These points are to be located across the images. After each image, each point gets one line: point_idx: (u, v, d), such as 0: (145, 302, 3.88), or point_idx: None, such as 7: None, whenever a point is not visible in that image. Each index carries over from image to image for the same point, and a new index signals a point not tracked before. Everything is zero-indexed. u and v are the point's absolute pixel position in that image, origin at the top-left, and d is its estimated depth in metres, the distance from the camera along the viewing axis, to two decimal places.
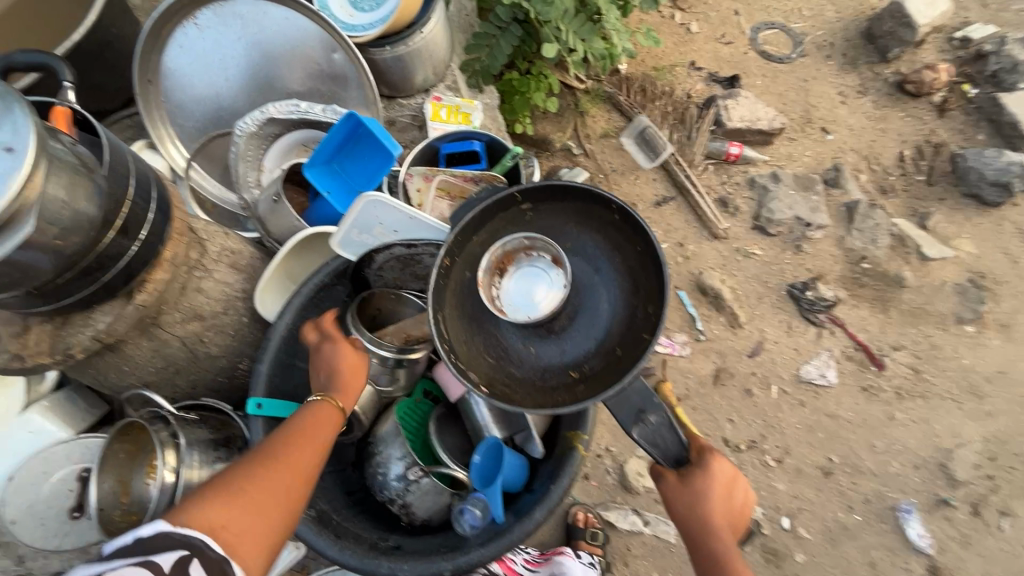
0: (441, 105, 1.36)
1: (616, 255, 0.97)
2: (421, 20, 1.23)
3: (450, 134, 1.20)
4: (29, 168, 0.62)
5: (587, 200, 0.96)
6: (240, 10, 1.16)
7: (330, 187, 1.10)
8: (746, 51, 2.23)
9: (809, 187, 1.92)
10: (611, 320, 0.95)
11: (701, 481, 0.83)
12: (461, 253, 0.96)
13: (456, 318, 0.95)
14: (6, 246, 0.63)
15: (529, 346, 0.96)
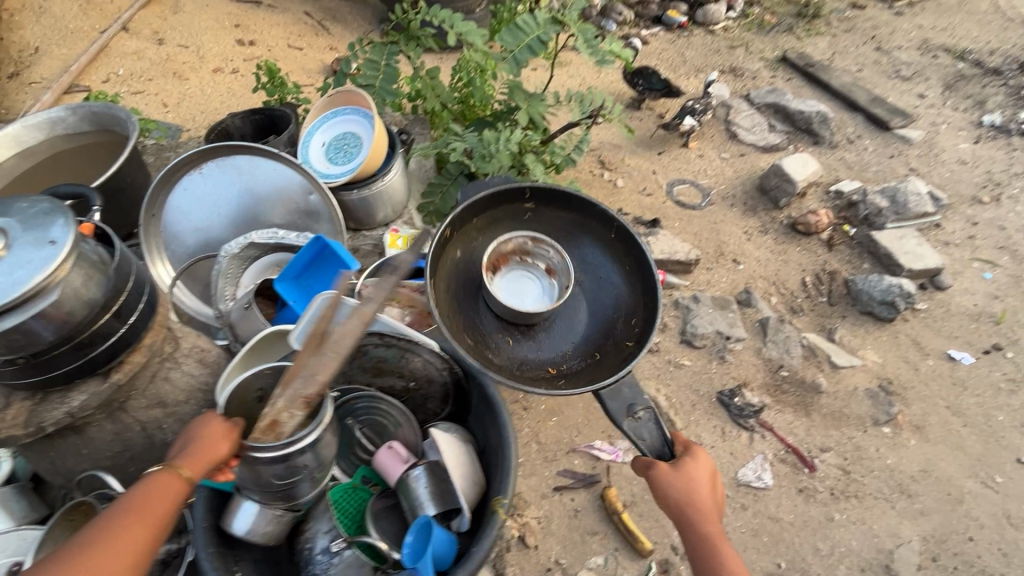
0: (398, 235, 1.62)
1: (602, 271, 1.35)
2: (383, 171, 1.56)
3: (402, 254, 1.44)
4: (63, 257, 0.83)
5: (587, 218, 1.36)
6: (234, 164, 1.45)
7: (296, 298, 1.29)
8: (664, 200, 2.70)
9: (725, 306, 2.21)
10: (584, 321, 1.31)
11: (691, 470, 1.09)
12: (463, 233, 1.30)
13: (448, 286, 1.25)
14: (31, 311, 0.81)
15: (506, 334, 1.27)
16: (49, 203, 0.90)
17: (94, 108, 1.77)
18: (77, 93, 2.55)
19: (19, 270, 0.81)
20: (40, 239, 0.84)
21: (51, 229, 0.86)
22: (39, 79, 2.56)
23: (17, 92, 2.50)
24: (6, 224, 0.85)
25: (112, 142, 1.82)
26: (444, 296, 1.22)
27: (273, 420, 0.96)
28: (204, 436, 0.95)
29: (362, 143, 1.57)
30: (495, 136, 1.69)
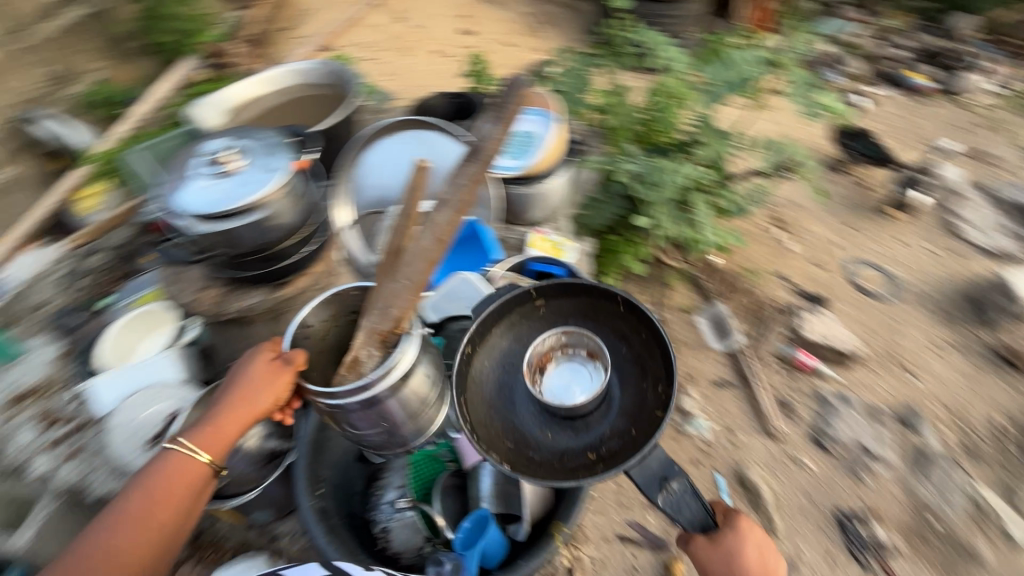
0: (544, 239, 1.59)
1: (623, 344, 1.27)
2: (546, 176, 1.59)
3: (540, 257, 1.45)
4: (275, 185, 1.16)
5: (596, 296, 1.29)
6: (428, 140, 1.62)
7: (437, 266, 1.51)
8: (837, 279, 2.35)
9: (878, 417, 1.89)
10: (620, 400, 1.21)
11: (726, 542, 1.07)
12: (484, 343, 1.23)
13: (477, 400, 1.18)
14: (242, 219, 1.14)
15: (546, 433, 1.18)
16: (276, 141, 1.26)
17: (336, 69, 2.13)
18: (325, 51, 3.03)
19: (248, 183, 1.15)
20: (264, 164, 1.19)
21: (273, 159, 1.20)
22: (304, 35, 3.09)
23: (286, 42, 3.04)
24: (249, 151, 1.22)
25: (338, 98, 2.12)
26: (475, 413, 1.16)
27: (353, 361, 1.05)
28: (245, 395, 1.06)
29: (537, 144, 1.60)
30: (670, 167, 1.65)
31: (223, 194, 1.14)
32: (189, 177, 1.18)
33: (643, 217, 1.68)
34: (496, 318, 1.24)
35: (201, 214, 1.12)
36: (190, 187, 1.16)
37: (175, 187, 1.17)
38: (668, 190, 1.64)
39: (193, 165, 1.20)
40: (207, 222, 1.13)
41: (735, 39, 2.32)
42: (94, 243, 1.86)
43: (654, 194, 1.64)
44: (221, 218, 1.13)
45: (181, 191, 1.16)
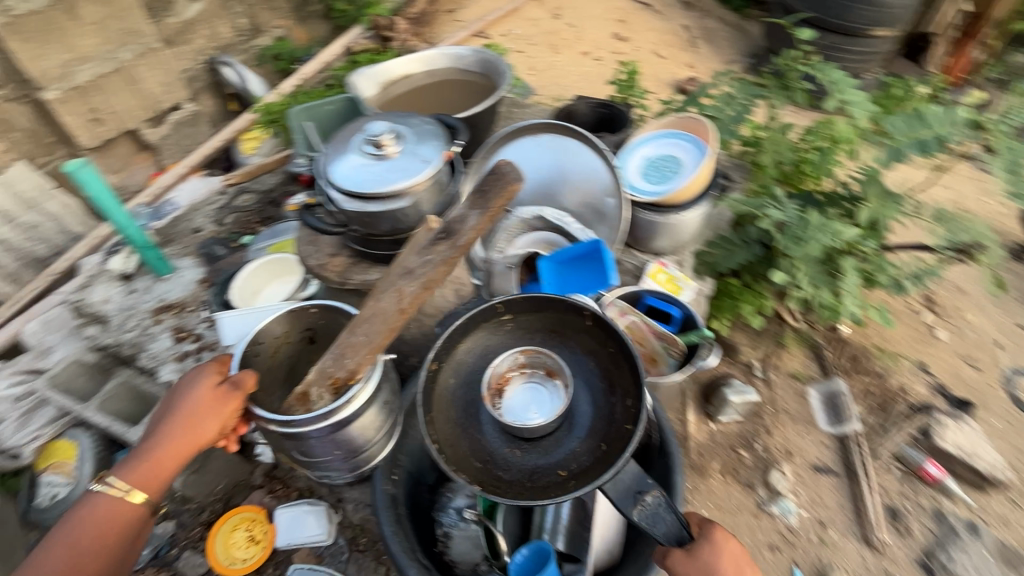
0: (663, 270, 1.47)
1: (590, 357, 1.16)
2: (687, 206, 1.40)
3: (658, 291, 1.31)
4: (422, 175, 1.18)
5: (562, 309, 1.16)
6: (561, 144, 1.50)
7: (548, 281, 1.30)
8: (994, 385, 1.97)
9: (1013, 564, 1.58)
10: (589, 413, 1.10)
11: (703, 556, 0.91)
12: (449, 359, 1.15)
13: (442, 413, 1.10)
14: (386, 204, 1.18)
15: (513, 450, 1.07)
16: (433, 131, 1.28)
17: (488, 57, 2.15)
18: (478, 38, 3.09)
19: (399, 171, 1.18)
20: (416, 155, 1.21)
21: (424, 151, 1.22)
22: (462, 19, 3.18)
23: (445, 23, 3.14)
24: (407, 137, 1.26)
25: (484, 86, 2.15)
26: (439, 431, 1.07)
27: (303, 394, 1.00)
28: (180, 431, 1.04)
29: (682, 170, 1.42)
30: (821, 223, 1.45)
31: (374, 177, 1.18)
32: (348, 154, 1.23)
33: (777, 271, 1.52)
34: (460, 333, 1.15)
35: (351, 192, 1.17)
36: (348, 165, 1.22)
37: (335, 160, 1.23)
38: (814, 248, 1.45)
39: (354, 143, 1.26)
40: (355, 200, 1.18)
41: (929, 87, 2.01)
42: (246, 184, 2.03)
43: (796, 249, 1.47)
44: (369, 200, 1.18)
45: (339, 167, 1.21)
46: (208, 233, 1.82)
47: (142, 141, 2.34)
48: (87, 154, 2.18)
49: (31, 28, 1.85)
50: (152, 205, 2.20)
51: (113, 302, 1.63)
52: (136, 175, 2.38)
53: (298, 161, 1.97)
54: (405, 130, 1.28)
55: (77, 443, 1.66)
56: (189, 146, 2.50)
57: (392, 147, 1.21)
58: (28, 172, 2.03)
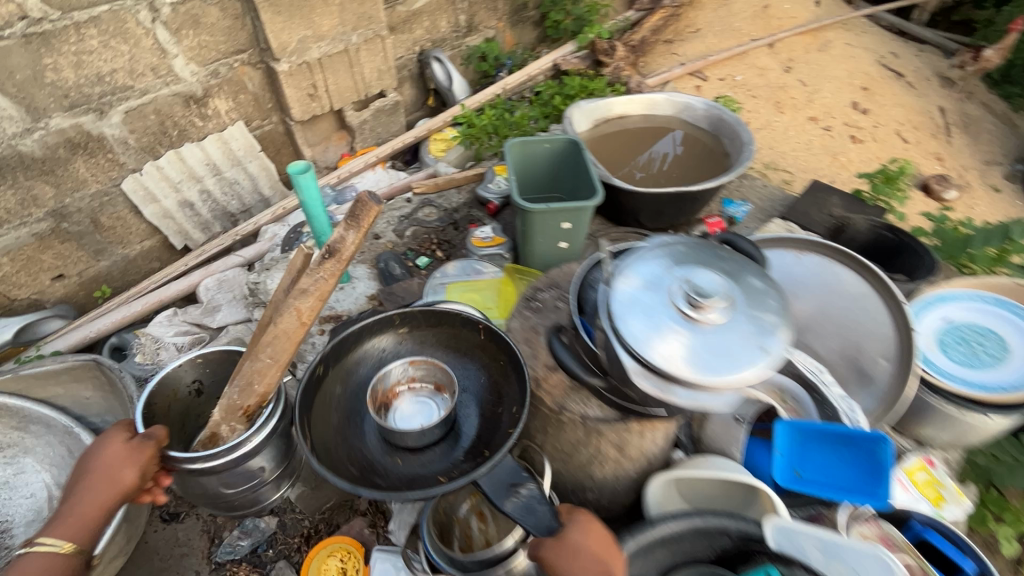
0: (926, 468, 1.14)
1: (485, 370, 1.05)
2: (1000, 410, 1.12)
3: (943, 525, 0.99)
4: (771, 371, 0.62)
5: (457, 323, 1.09)
6: (827, 275, 1.18)
7: (785, 451, 1.00)
8: None
9: None
10: (470, 425, 0.98)
11: (570, 538, 0.79)
12: (337, 365, 1.02)
13: (325, 420, 0.96)
14: (701, 400, 0.63)
15: (393, 459, 0.94)
16: (757, 275, 0.72)
17: (724, 115, 1.86)
18: (694, 78, 2.78)
19: (719, 350, 0.62)
20: (759, 336, 0.64)
21: (765, 332, 0.64)
22: (681, 53, 2.88)
23: (660, 55, 2.87)
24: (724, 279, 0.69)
25: (709, 151, 1.87)
26: (316, 434, 0.92)
27: (216, 433, 1.13)
28: (108, 473, 1.04)
29: (1003, 365, 1.16)
30: None
31: (698, 356, 0.62)
32: (639, 288, 0.68)
33: None
34: (352, 340, 1.03)
35: (652, 367, 0.61)
36: (634, 305, 0.67)
37: (615, 290, 0.68)
38: None
39: (646, 267, 0.71)
40: (649, 378, 0.63)
41: None
42: (431, 196, 1.90)
43: None
44: (662, 383, 0.62)
45: (620, 305, 0.66)
46: (385, 242, 1.74)
47: (344, 122, 2.36)
48: (294, 125, 2.22)
49: (286, 2, 1.88)
50: (336, 188, 2.19)
51: None
52: (328, 152, 2.41)
53: (489, 186, 1.82)
54: (714, 264, 0.71)
55: None
56: (382, 134, 2.49)
57: (716, 303, 0.64)
58: (243, 133, 2.10)
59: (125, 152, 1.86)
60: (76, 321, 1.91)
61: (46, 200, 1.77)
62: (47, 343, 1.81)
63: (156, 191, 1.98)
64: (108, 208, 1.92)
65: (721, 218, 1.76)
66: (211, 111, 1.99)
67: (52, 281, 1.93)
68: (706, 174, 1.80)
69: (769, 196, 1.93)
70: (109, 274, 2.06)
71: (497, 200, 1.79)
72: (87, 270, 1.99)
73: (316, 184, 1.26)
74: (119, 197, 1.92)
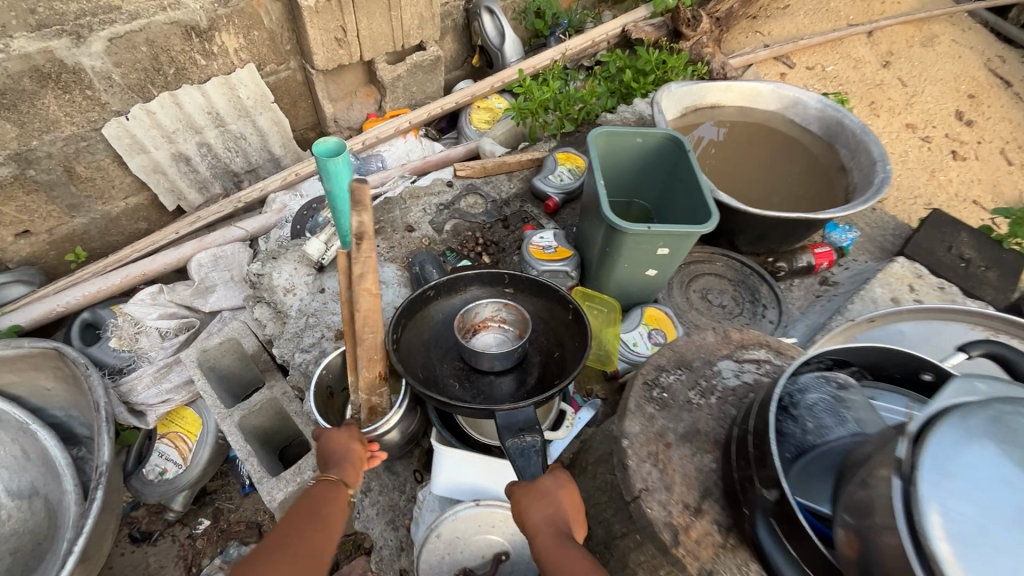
0: None
1: (557, 346, 1.02)
2: None
3: None
4: None
5: (551, 298, 1.05)
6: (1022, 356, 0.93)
7: None
8: None
9: None
10: (535, 374, 0.99)
11: (542, 484, 0.72)
12: (444, 296, 1.05)
13: (419, 334, 1.01)
14: None
15: (454, 381, 0.97)
16: None
17: (842, 118, 1.52)
18: (780, 63, 2.40)
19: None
20: None
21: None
22: (766, 32, 2.48)
23: (742, 33, 2.47)
24: None
25: (807, 173, 1.56)
26: (407, 340, 0.98)
27: (373, 406, 0.93)
28: (348, 440, 0.85)
29: None
30: None
31: None
32: (981, 509, 0.36)
33: None
34: (467, 279, 1.06)
35: None
36: (979, 553, 0.35)
37: (931, 503, 0.37)
38: None
39: (985, 457, 0.38)
40: None
41: None
42: (477, 182, 1.57)
43: None
44: None
45: (951, 546, 0.36)
46: (421, 237, 1.42)
47: (374, 75, 1.99)
48: (316, 75, 1.86)
49: None
50: (360, 156, 1.86)
51: (296, 296, 1.30)
52: (352, 110, 2.06)
53: (550, 178, 1.50)
54: None
55: (203, 421, 1.45)
56: (416, 94, 2.13)
57: None
58: (254, 78, 1.74)
59: (108, 90, 1.51)
60: (44, 290, 1.60)
61: (6, 140, 1.43)
62: (5, 314, 1.52)
63: (146, 140, 1.64)
64: (85, 155, 1.58)
65: (828, 248, 1.44)
66: (217, 47, 1.62)
67: (16, 237, 1.61)
68: (800, 201, 1.52)
69: (879, 222, 1.60)
70: (85, 233, 1.75)
71: (558, 197, 1.47)
72: (59, 228, 1.68)
73: (350, 170, 0.92)
74: (99, 144, 1.58)
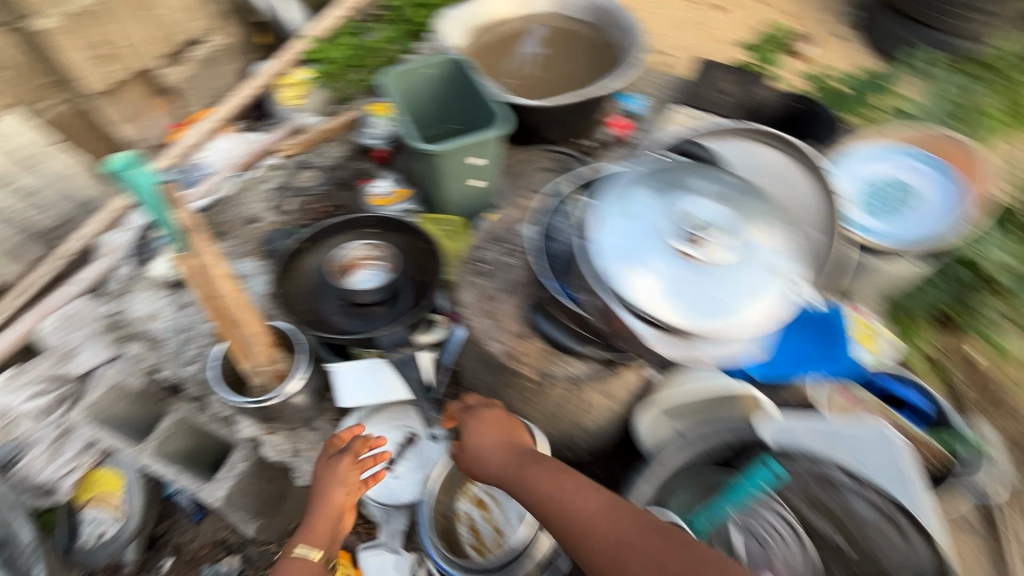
0: (857, 320, 1.17)
1: (421, 273, 1.14)
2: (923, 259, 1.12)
3: (890, 372, 1.05)
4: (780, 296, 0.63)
5: (412, 233, 1.17)
6: (747, 157, 1.15)
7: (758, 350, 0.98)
8: None
9: None
10: (406, 298, 1.11)
11: (483, 442, 0.85)
12: (318, 245, 1.15)
13: (300, 283, 1.11)
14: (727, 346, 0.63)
15: (339, 318, 1.08)
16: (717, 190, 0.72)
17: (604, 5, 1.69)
18: None
19: (735, 295, 0.62)
20: (755, 263, 0.64)
21: (772, 260, 0.65)
22: None
23: None
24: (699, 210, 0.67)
25: (597, 52, 1.69)
26: (290, 288, 1.10)
27: (279, 373, 1.02)
28: (329, 485, 0.89)
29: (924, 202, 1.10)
30: (946, 277, 1.34)
31: (708, 304, 0.61)
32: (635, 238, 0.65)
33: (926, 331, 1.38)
34: (335, 228, 1.16)
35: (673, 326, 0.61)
36: (634, 262, 0.63)
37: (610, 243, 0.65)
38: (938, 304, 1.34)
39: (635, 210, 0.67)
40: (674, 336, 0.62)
41: None
42: (305, 156, 1.60)
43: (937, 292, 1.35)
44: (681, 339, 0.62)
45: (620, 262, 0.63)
46: (268, 225, 1.45)
47: (160, 85, 1.89)
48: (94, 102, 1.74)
49: None
50: (180, 169, 1.78)
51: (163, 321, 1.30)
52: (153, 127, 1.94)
53: (372, 131, 1.58)
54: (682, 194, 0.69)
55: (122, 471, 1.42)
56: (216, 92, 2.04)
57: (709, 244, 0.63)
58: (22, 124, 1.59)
59: None
60: None
61: None
62: None
63: None
64: None
65: (621, 117, 1.69)
66: None
67: None
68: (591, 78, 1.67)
69: (664, 83, 1.84)
70: None
71: (383, 145, 1.56)
72: None
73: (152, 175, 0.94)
74: None
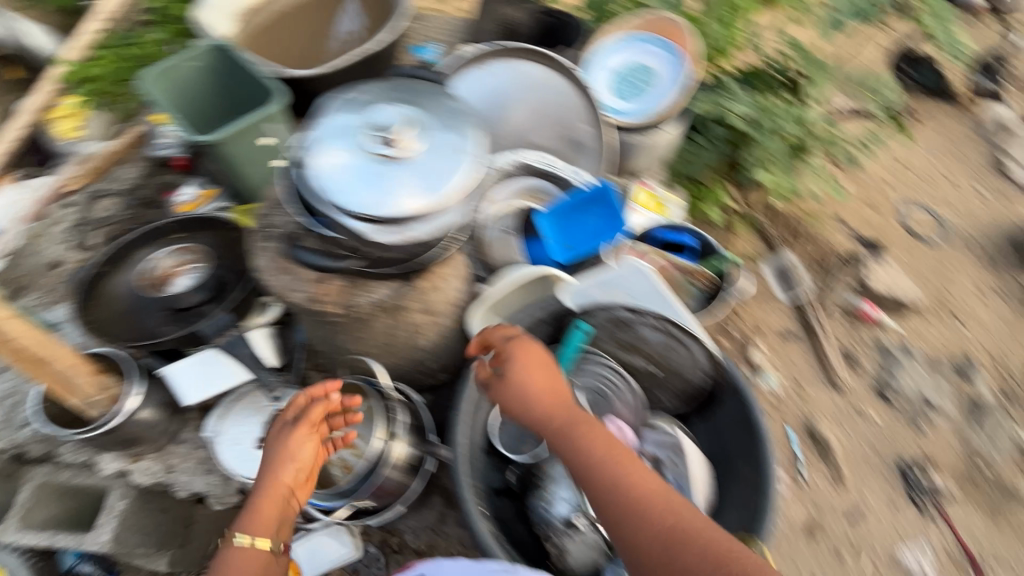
0: (646, 191, 1.33)
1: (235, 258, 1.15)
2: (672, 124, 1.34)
3: (668, 225, 1.25)
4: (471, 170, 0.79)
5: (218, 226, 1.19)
6: (512, 77, 1.27)
7: (553, 236, 1.18)
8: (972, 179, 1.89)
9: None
10: (225, 286, 1.11)
11: (511, 391, 0.87)
12: (121, 265, 1.13)
13: (111, 307, 1.10)
14: (438, 221, 0.77)
15: (162, 326, 1.07)
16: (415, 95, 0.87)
17: None
18: None
19: (424, 178, 0.76)
20: (447, 149, 0.80)
21: (463, 141, 0.81)
22: None
23: None
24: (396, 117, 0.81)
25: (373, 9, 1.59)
26: (101, 313, 1.09)
27: (112, 395, 1.02)
28: (281, 461, 0.83)
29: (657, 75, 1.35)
30: (711, 140, 1.60)
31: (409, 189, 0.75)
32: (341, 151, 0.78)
33: (716, 186, 1.63)
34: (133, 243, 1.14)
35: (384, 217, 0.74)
36: (343, 173, 0.76)
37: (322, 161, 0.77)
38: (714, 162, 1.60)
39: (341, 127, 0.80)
40: (394, 227, 0.76)
41: None
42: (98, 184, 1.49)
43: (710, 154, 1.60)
44: (398, 227, 0.76)
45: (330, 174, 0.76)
46: (74, 263, 1.37)
47: None
48: None
49: None
50: None
51: None
52: None
53: (162, 141, 1.50)
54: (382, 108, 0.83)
55: None
56: None
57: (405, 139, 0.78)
58: None
59: None
60: None
61: None
62: None
63: None
64: None
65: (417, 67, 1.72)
66: None
67: None
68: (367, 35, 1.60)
69: (452, 27, 1.90)
70: None
71: (181, 152, 1.48)
72: None
73: None
74: None
